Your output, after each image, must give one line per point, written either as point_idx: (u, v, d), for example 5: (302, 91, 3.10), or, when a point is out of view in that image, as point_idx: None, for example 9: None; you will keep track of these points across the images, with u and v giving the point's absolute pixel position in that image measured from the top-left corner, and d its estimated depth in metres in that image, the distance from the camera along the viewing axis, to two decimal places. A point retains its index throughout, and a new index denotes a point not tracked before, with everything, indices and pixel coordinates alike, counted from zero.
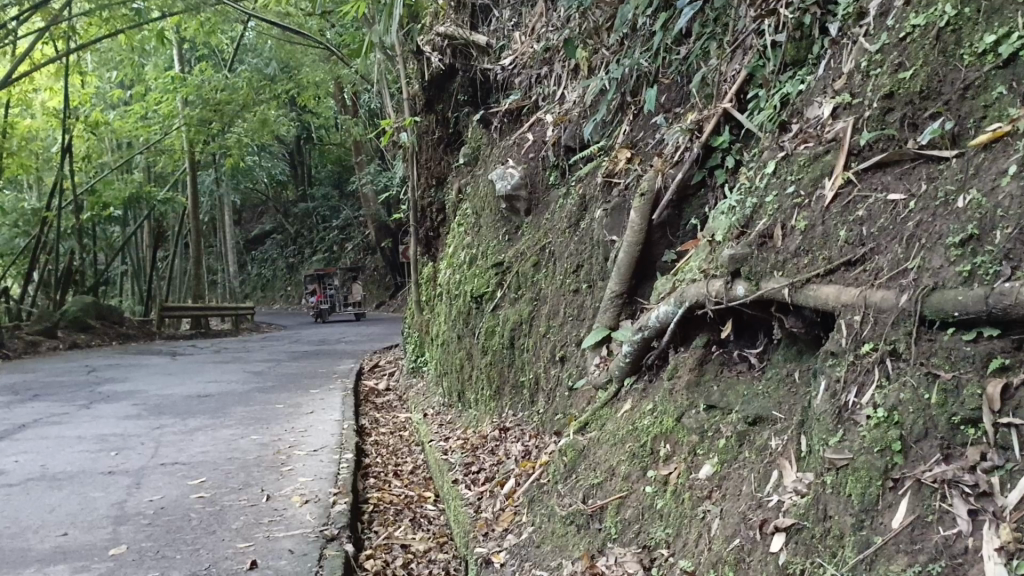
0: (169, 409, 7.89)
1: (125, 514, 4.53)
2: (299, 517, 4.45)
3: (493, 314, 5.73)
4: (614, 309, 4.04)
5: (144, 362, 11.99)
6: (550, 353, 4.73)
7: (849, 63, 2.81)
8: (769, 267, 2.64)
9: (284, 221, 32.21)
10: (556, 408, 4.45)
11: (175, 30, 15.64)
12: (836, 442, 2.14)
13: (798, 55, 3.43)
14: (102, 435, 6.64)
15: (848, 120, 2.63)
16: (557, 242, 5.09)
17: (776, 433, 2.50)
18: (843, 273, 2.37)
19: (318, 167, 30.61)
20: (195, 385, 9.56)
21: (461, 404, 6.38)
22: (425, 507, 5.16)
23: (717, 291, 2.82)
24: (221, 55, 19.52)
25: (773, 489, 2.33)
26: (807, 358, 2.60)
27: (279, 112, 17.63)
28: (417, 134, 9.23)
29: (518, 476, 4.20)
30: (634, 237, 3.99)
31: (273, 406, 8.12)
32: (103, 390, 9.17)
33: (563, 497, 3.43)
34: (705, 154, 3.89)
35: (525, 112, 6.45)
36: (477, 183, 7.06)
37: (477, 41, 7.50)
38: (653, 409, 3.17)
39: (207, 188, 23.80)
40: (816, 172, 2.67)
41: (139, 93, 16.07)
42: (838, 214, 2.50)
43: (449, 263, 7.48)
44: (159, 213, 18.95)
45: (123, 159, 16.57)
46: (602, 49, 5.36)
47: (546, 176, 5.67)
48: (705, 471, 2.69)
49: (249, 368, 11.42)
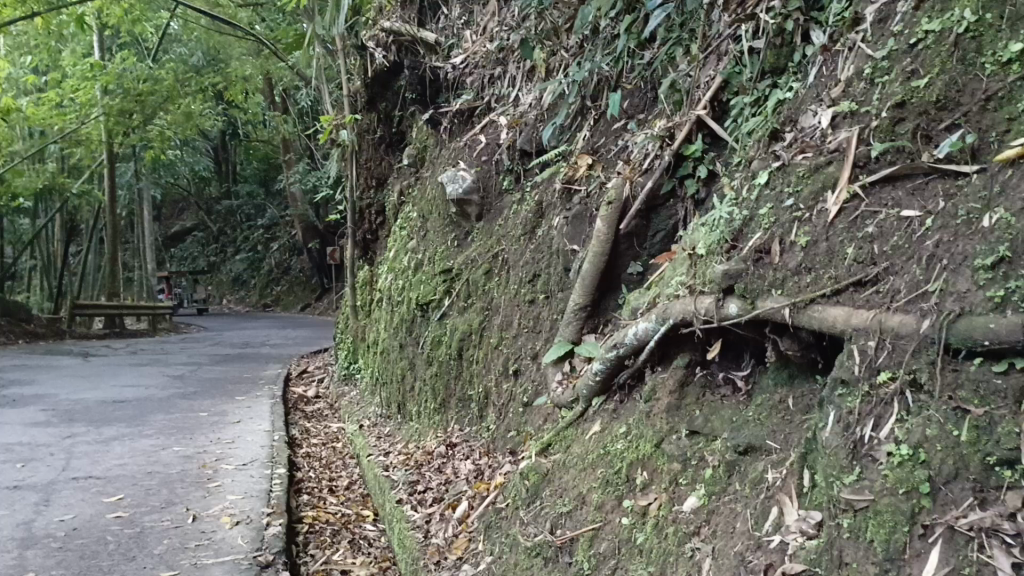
0: (82, 416, 7.33)
1: (32, 536, 4.08)
2: (228, 540, 4.08)
3: (440, 323, 5.46)
4: (577, 322, 3.82)
5: (53, 363, 11.27)
6: (502, 366, 4.49)
7: (849, 69, 2.66)
8: (767, 285, 2.46)
9: (205, 218, 31.16)
10: (510, 424, 4.22)
11: (97, 15, 14.85)
12: (854, 482, 1.95)
13: (778, 63, 3.25)
14: (7, 445, 6.08)
15: (852, 130, 2.47)
16: (511, 250, 4.86)
17: (773, 464, 2.30)
18: (852, 294, 2.20)
19: (244, 164, 29.75)
20: (109, 390, 8.98)
21: (400, 416, 6.08)
22: (364, 527, 4.87)
23: (706, 308, 2.63)
24: (145, 43, 18.67)
25: (774, 529, 2.13)
26: (802, 383, 2.43)
27: (205, 106, 16.95)
28: (357, 133, 8.90)
29: (471, 499, 3.94)
30: (600, 248, 3.77)
31: (197, 413, 7.66)
32: (9, 393, 8.54)
33: (526, 525, 3.19)
34: (676, 163, 3.69)
35: (477, 113, 6.19)
36: (424, 186, 6.79)
37: (425, 37, 7.23)
38: (628, 432, 2.96)
39: (126, 181, 22.83)
40: (817, 184, 2.50)
41: (56, 79, 15.22)
42: (844, 230, 2.33)
43: (390, 267, 7.16)
44: (73, 207, 17.96)
45: (35, 147, 15.68)
46: (561, 51, 5.13)
47: (500, 180, 5.44)
48: (690, 503, 2.48)
49: (170, 371, 10.81)
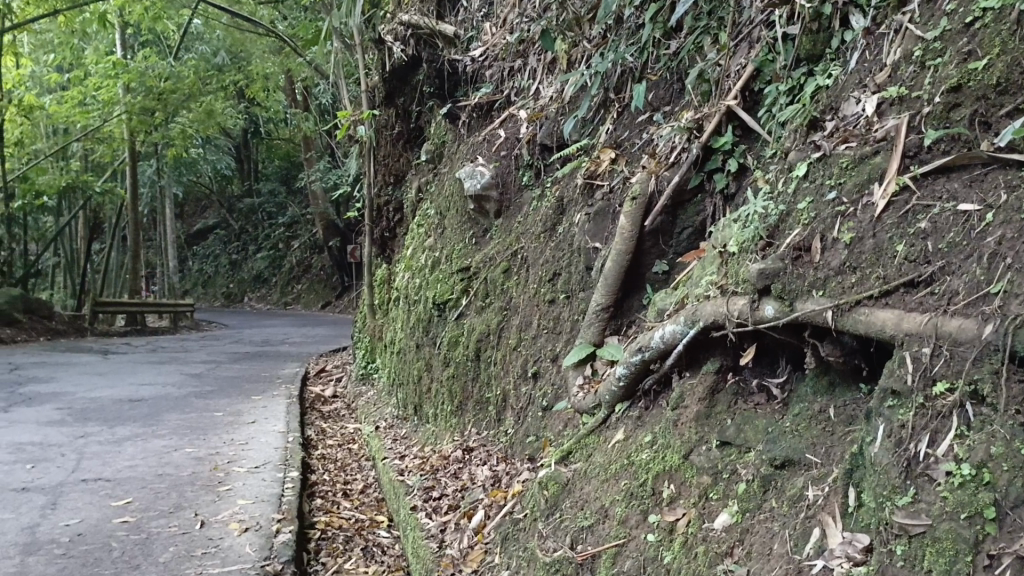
0: (97, 415, 7.24)
1: (36, 542, 3.96)
2: (236, 548, 3.93)
3: (457, 323, 5.30)
4: (599, 323, 3.63)
5: (72, 361, 11.22)
6: (522, 368, 4.31)
7: (894, 53, 2.48)
8: (807, 286, 2.27)
9: (228, 216, 31.17)
10: (528, 428, 4.05)
11: (119, 13, 14.76)
12: (908, 504, 1.77)
13: (815, 49, 3.05)
14: (19, 445, 5.99)
15: (901, 117, 2.29)
16: (530, 248, 4.69)
17: (813, 481, 2.11)
18: (902, 296, 2.01)
19: (265, 162, 29.76)
20: (126, 388, 8.90)
21: (416, 418, 5.93)
22: (378, 534, 4.72)
23: (740, 309, 2.44)
24: (167, 42, 18.63)
25: (817, 553, 1.94)
26: (843, 392, 2.24)
27: (227, 105, 16.88)
28: (375, 129, 8.76)
29: (488, 508, 3.78)
30: (624, 247, 3.59)
31: (213, 413, 7.55)
32: (26, 391, 8.47)
33: (545, 539, 3.02)
34: (704, 156, 3.49)
35: (496, 108, 6.04)
36: (441, 182, 6.63)
37: (443, 30, 7.12)
38: (654, 442, 2.77)
39: (149, 179, 22.84)
40: (862, 176, 2.32)
41: (78, 77, 15.17)
42: (893, 225, 2.15)
43: (408, 265, 7.01)
44: (95, 204, 17.95)
45: (58, 146, 15.62)
46: (584, 42, 4.95)
47: (519, 176, 5.27)
48: (722, 521, 2.30)
49: (188, 369, 10.73)
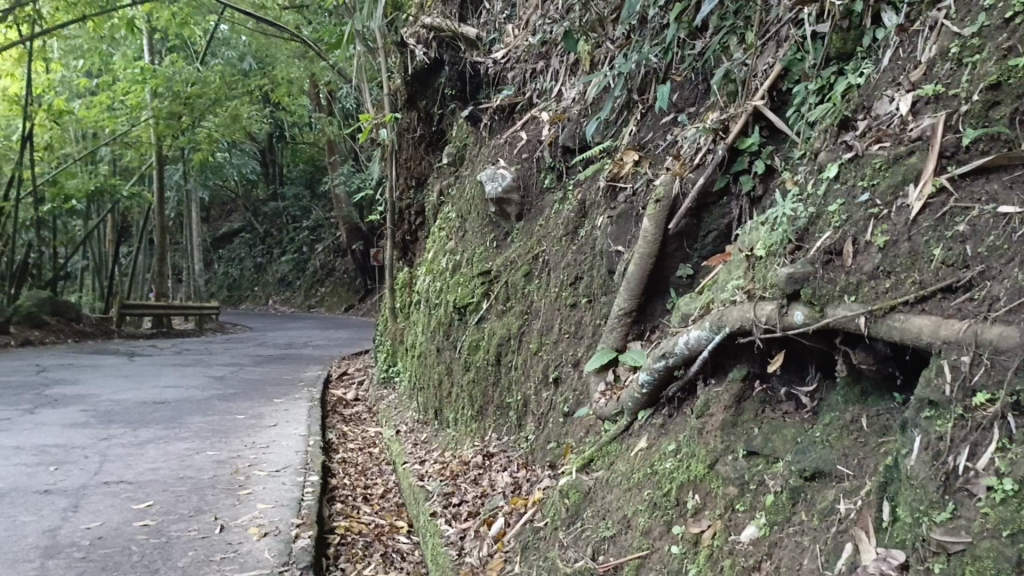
0: (120, 417, 7.27)
1: (56, 545, 3.95)
2: (255, 553, 3.90)
3: (478, 327, 5.24)
4: (621, 328, 3.57)
5: (98, 363, 11.30)
6: (543, 373, 4.24)
7: (929, 50, 2.39)
8: (838, 291, 2.19)
9: (253, 219, 31.36)
10: (549, 434, 3.98)
11: (146, 18, 14.88)
12: (947, 520, 1.68)
13: (846, 48, 2.97)
14: (43, 447, 6.01)
15: (937, 116, 2.21)
16: (552, 252, 4.62)
17: (845, 494, 2.03)
18: (939, 301, 1.93)
19: (290, 166, 29.92)
20: (150, 391, 8.93)
21: (437, 422, 5.88)
22: (398, 540, 4.68)
23: (768, 315, 2.36)
24: (193, 47, 18.78)
25: (850, 569, 1.86)
26: (877, 402, 2.16)
27: (251, 109, 16.97)
28: (397, 132, 8.74)
29: (508, 515, 3.72)
30: (647, 250, 3.51)
31: (234, 416, 7.55)
32: (51, 393, 8.53)
33: (566, 549, 2.95)
34: (730, 158, 3.41)
35: (518, 110, 5.99)
36: (463, 185, 6.59)
37: (465, 33, 7.08)
38: (678, 450, 2.70)
39: (175, 183, 23.03)
40: (896, 177, 2.24)
41: (107, 82, 15.31)
42: (930, 227, 2.06)
43: (429, 269, 6.97)
44: (122, 207, 18.11)
45: (86, 149, 15.78)
46: (607, 43, 4.89)
47: (541, 179, 5.21)
48: (749, 534, 2.22)
49: (211, 372, 10.77)
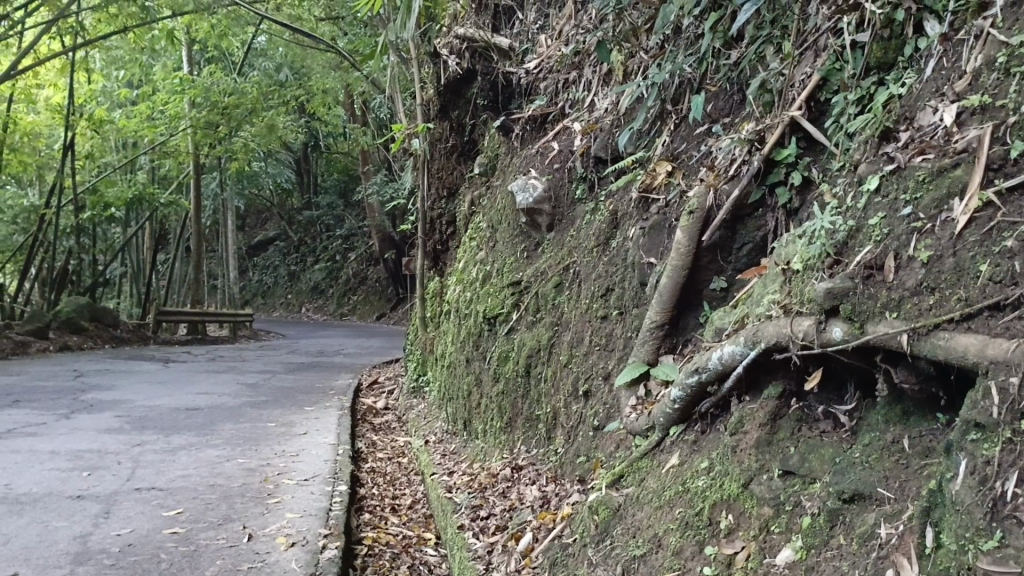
0: (154, 423, 7.33)
1: (87, 551, 3.97)
2: (282, 564, 3.89)
3: (507, 338, 5.21)
4: (653, 341, 3.51)
5: (133, 369, 11.44)
6: (573, 385, 4.19)
7: (975, 60, 2.32)
8: (879, 307, 2.12)
9: (287, 228, 31.66)
10: (578, 448, 3.93)
11: (185, 30, 15.11)
12: (995, 548, 1.61)
13: (886, 57, 2.90)
14: (78, 452, 6.07)
15: (984, 127, 2.14)
16: (583, 262, 4.58)
17: (885, 518, 1.96)
18: (985, 320, 1.86)
19: (324, 175, 30.19)
20: (183, 397, 9.01)
21: (465, 433, 5.85)
22: (425, 552, 4.64)
23: (806, 330, 2.31)
24: (231, 58, 19.04)
25: None
26: (918, 422, 2.09)
27: (286, 119, 17.14)
28: (429, 141, 8.78)
29: (536, 530, 3.67)
30: (679, 262, 3.46)
31: (265, 424, 7.58)
32: (87, 398, 8.63)
33: (595, 567, 2.90)
34: (766, 169, 3.35)
35: (550, 119, 5.97)
36: (494, 196, 6.57)
37: (499, 43, 7.15)
38: (710, 468, 2.64)
39: (212, 191, 23.34)
40: (940, 191, 2.17)
41: (146, 93, 15.55)
42: (976, 242, 1.99)
43: (459, 278, 6.96)
44: (160, 216, 18.38)
45: (126, 158, 16.04)
46: (640, 53, 4.85)
47: (572, 189, 5.16)
48: (785, 556, 2.15)
49: (244, 379, 10.84)
